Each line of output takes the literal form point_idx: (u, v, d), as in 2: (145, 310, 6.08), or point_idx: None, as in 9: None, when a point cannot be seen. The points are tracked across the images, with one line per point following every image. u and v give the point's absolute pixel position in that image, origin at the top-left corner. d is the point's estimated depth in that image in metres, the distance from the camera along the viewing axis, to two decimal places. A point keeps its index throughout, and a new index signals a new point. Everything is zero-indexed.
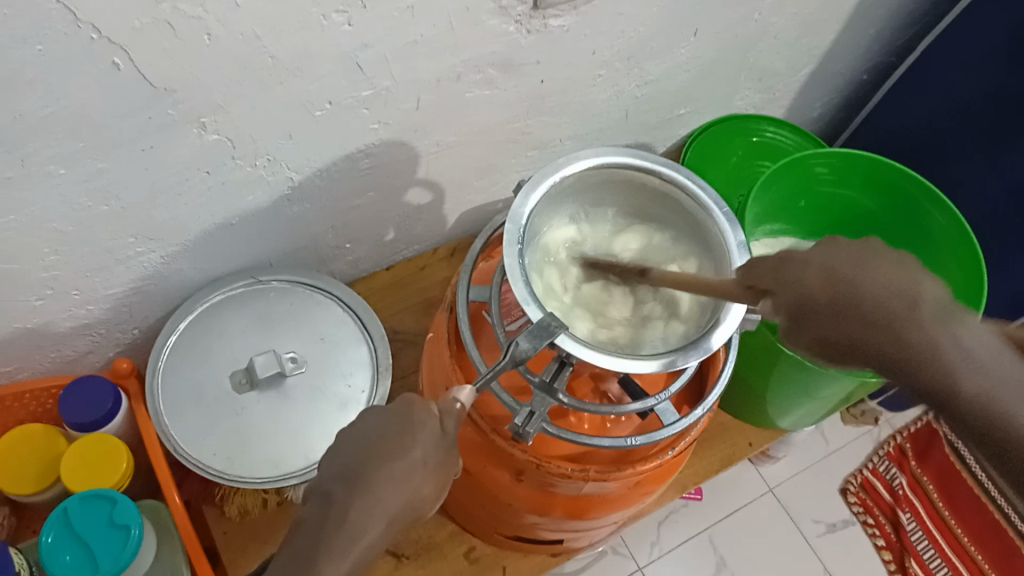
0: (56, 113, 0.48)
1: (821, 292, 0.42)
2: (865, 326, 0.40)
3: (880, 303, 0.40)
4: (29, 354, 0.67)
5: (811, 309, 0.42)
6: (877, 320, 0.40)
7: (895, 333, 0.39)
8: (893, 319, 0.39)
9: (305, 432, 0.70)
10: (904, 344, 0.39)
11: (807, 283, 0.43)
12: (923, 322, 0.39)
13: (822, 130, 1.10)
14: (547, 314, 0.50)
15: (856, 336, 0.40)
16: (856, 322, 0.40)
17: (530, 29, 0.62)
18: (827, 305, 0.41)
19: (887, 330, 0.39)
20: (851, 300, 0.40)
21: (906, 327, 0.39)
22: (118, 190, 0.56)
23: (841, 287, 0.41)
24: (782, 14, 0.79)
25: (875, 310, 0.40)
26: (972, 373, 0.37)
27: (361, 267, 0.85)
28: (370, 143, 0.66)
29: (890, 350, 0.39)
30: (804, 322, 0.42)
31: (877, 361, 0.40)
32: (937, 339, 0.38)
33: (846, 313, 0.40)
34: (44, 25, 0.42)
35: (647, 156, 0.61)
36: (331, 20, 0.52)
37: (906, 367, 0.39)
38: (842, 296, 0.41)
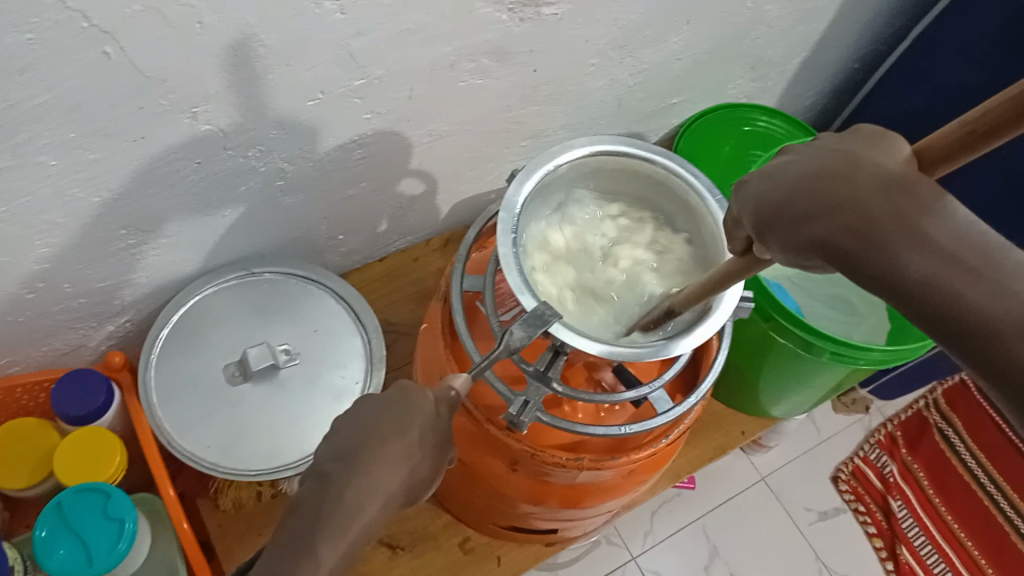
0: (48, 102, 0.47)
1: (776, 192, 0.36)
2: (814, 221, 0.34)
3: (824, 191, 0.34)
4: (20, 348, 0.67)
5: (769, 219, 0.37)
6: (823, 209, 0.34)
7: (850, 223, 0.33)
8: (837, 204, 0.33)
9: (298, 424, 0.70)
10: (846, 227, 0.33)
11: (763, 189, 0.38)
12: (863, 201, 0.33)
13: (813, 119, 1.10)
14: (541, 303, 0.50)
15: (809, 236, 0.34)
16: (806, 222, 0.35)
17: (523, 17, 0.62)
18: (780, 208, 0.36)
19: (837, 218, 0.33)
20: (801, 196, 0.35)
21: (853, 212, 0.33)
22: (110, 181, 0.55)
23: (792, 187, 0.36)
24: (775, 3, 0.79)
25: (822, 198, 0.34)
26: (913, 246, 0.31)
27: (354, 258, 0.85)
28: (364, 134, 0.65)
29: (846, 242, 0.33)
30: (771, 234, 0.37)
31: (840, 260, 0.33)
32: (875, 218, 0.32)
33: (797, 212, 0.35)
34: (34, 13, 0.42)
35: (642, 145, 0.61)
36: (325, 8, 0.51)
37: (856, 256, 0.32)
38: (794, 192, 0.36)
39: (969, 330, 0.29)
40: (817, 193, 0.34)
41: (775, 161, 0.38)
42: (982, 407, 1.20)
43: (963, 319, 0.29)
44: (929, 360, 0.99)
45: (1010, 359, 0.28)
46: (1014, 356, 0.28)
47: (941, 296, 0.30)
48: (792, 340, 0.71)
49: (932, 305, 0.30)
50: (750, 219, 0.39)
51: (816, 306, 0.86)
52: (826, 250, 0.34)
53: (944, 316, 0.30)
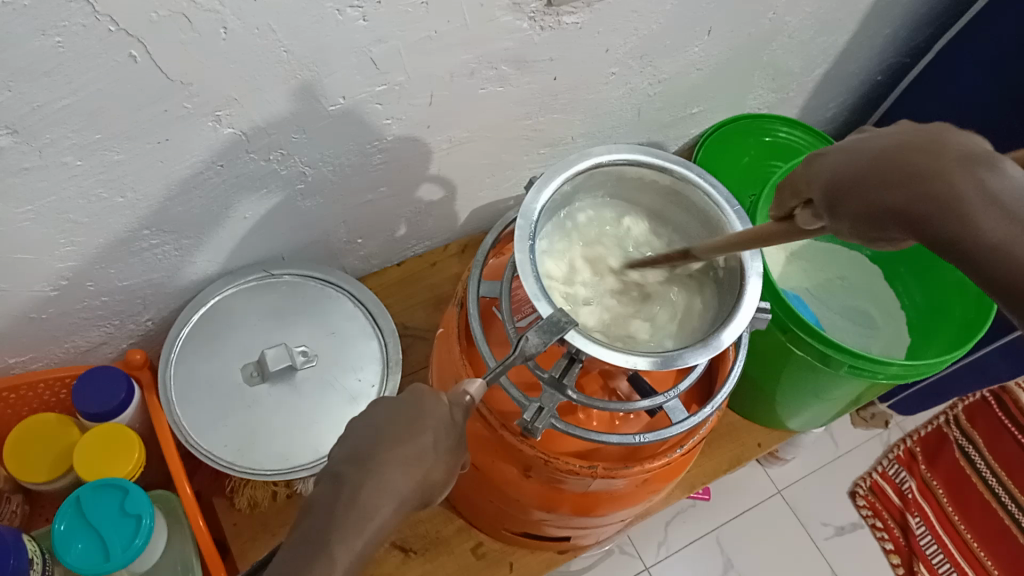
0: (75, 103, 0.48)
1: (854, 169, 0.39)
2: (893, 189, 0.36)
3: (908, 163, 0.36)
4: (42, 344, 0.68)
5: (840, 192, 0.39)
6: (905, 178, 0.36)
7: (929, 190, 0.35)
8: (919, 175, 0.35)
9: (315, 425, 0.71)
10: (924, 193, 0.35)
11: (833, 171, 0.40)
12: (944, 172, 0.35)
13: (835, 131, 1.10)
14: (557, 310, 0.50)
15: (884, 203, 0.37)
16: (884, 191, 0.37)
17: (543, 26, 0.62)
18: (850, 183, 0.39)
19: (917, 189, 0.35)
20: (877, 169, 0.37)
21: (932, 180, 0.35)
22: (133, 182, 0.56)
23: (873, 161, 0.38)
24: (797, 14, 0.79)
25: (902, 171, 0.36)
26: (984, 211, 0.33)
27: (372, 262, 0.85)
28: (383, 139, 0.66)
29: (923, 210, 0.35)
30: (839, 209, 0.39)
31: (913, 220, 0.35)
32: (957, 187, 0.34)
33: (873, 184, 0.37)
34: (62, 17, 0.43)
35: (661, 154, 0.61)
36: (346, 15, 0.52)
37: (934, 220, 0.34)
38: (864, 171, 0.38)
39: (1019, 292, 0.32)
40: (902, 168, 0.36)
41: (852, 143, 0.40)
42: (1003, 423, 1.20)
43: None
44: (948, 377, 0.98)
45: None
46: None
47: (1005, 261, 0.32)
48: (809, 352, 0.71)
49: (999, 265, 0.32)
50: (820, 192, 0.41)
51: (834, 318, 0.85)
52: (900, 218, 0.36)
53: (1008, 281, 0.32)
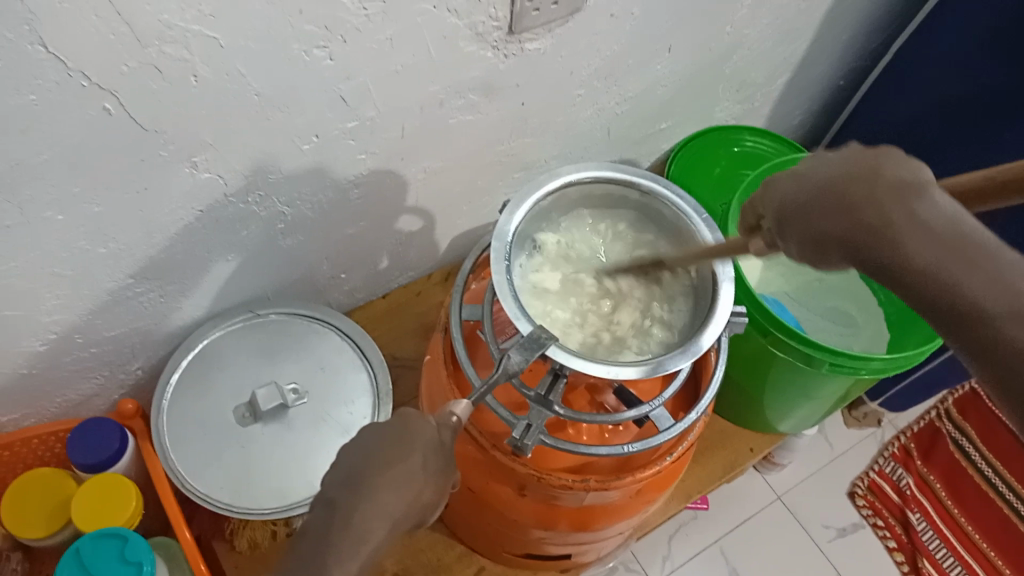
0: (53, 158, 0.49)
1: (800, 193, 0.40)
2: (835, 215, 0.38)
3: (851, 191, 0.38)
4: (33, 399, 0.68)
5: (789, 215, 0.41)
6: (842, 205, 0.38)
7: (865, 218, 0.37)
8: (857, 201, 0.37)
9: (310, 461, 0.71)
10: (863, 219, 0.37)
11: (786, 192, 0.42)
12: (883, 200, 0.37)
13: (804, 137, 1.12)
14: (536, 328, 0.52)
15: (824, 228, 0.39)
16: (825, 217, 0.39)
17: (507, 53, 0.64)
18: (801, 206, 0.40)
19: (855, 216, 0.37)
20: (822, 196, 0.39)
21: (871, 209, 0.37)
22: (115, 232, 0.57)
23: (818, 186, 0.40)
24: (755, 26, 0.81)
25: (845, 198, 0.38)
26: (917, 239, 0.35)
27: (357, 296, 0.86)
28: (360, 174, 0.67)
29: (861, 237, 0.37)
30: (786, 230, 0.41)
31: (852, 246, 0.37)
32: (892, 217, 0.36)
33: (817, 209, 0.39)
34: (36, 76, 0.44)
35: (628, 169, 0.62)
36: (313, 55, 0.53)
37: (874, 247, 0.36)
38: (811, 195, 0.40)
39: (962, 318, 0.33)
40: (845, 194, 0.38)
41: (802, 168, 0.42)
42: (993, 412, 1.21)
43: (950, 302, 0.33)
44: (933, 370, 0.99)
45: (994, 344, 0.32)
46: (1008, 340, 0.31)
47: (941, 287, 0.34)
48: (792, 353, 0.72)
49: (929, 288, 0.34)
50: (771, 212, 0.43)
51: (816, 320, 0.87)
52: (841, 243, 0.38)
53: (936, 303, 0.34)
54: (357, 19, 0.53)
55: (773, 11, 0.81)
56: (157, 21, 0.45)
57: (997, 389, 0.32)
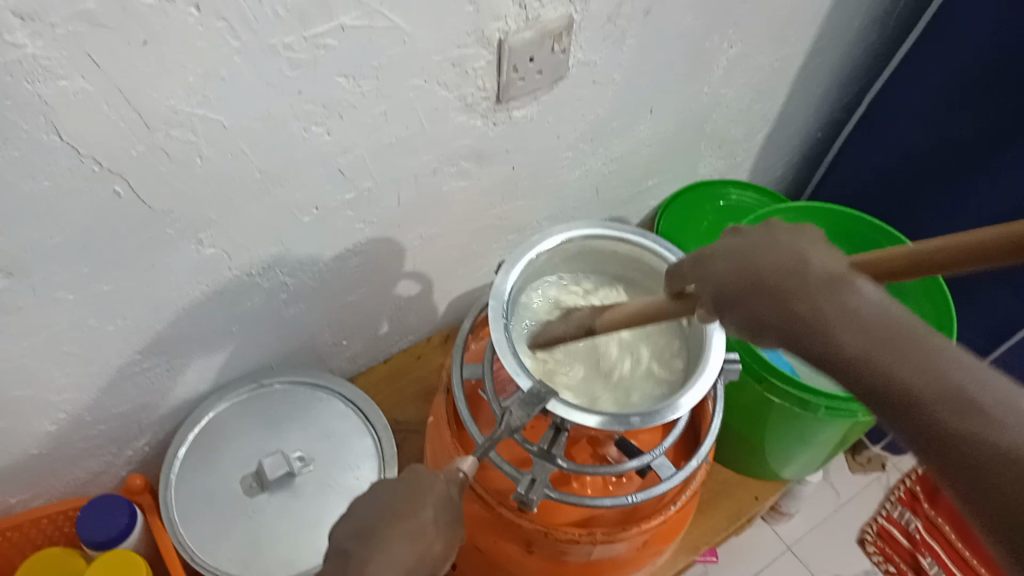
0: (65, 240, 0.51)
1: (731, 277, 0.42)
2: (768, 304, 0.39)
3: (774, 280, 0.39)
4: (42, 479, 0.69)
5: (727, 299, 0.42)
6: (778, 295, 0.39)
7: (798, 309, 0.38)
8: (790, 291, 0.38)
9: (317, 529, 0.71)
10: (797, 308, 0.38)
11: (721, 273, 0.43)
12: (812, 291, 0.38)
13: (788, 188, 1.15)
14: (536, 383, 0.53)
15: (766, 317, 0.39)
16: (765, 307, 0.39)
17: (495, 121, 0.67)
18: (735, 292, 0.41)
19: (786, 305, 0.38)
20: (752, 283, 0.40)
21: (802, 300, 0.38)
22: (124, 309, 0.59)
23: (746, 272, 0.41)
24: (732, 86, 0.85)
25: (773, 286, 0.39)
26: (847, 329, 0.36)
27: (359, 362, 0.88)
28: (358, 242, 0.69)
29: (799, 329, 0.37)
30: (726, 314, 0.42)
31: (781, 335, 0.38)
32: (823, 308, 0.37)
33: (755, 296, 0.40)
34: (50, 162, 0.46)
35: (617, 226, 0.65)
36: (311, 132, 0.56)
37: (810, 337, 0.37)
38: (745, 281, 0.41)
39: (904, 405, 0.33)
40: (772, 281, 0.39)
41: (732, 250, 0.43)
42: None
43: (880, 390, 0.34)
44: None
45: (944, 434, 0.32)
46: (954, 429, 0.32)
47: (873, 372, 0.35)
48: (788, 399, 0.73)
49: (869, 376, 0.35)
50: (710, 299, 0.44)
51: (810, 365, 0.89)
52: (782, 333, 0.38)
53: (876, 391, 0.34)
54: (352, 97, 0.55)
55: (748, 71, 0.84)
56: (164, 107, 0.48)
57: (937, 473, 0.33)
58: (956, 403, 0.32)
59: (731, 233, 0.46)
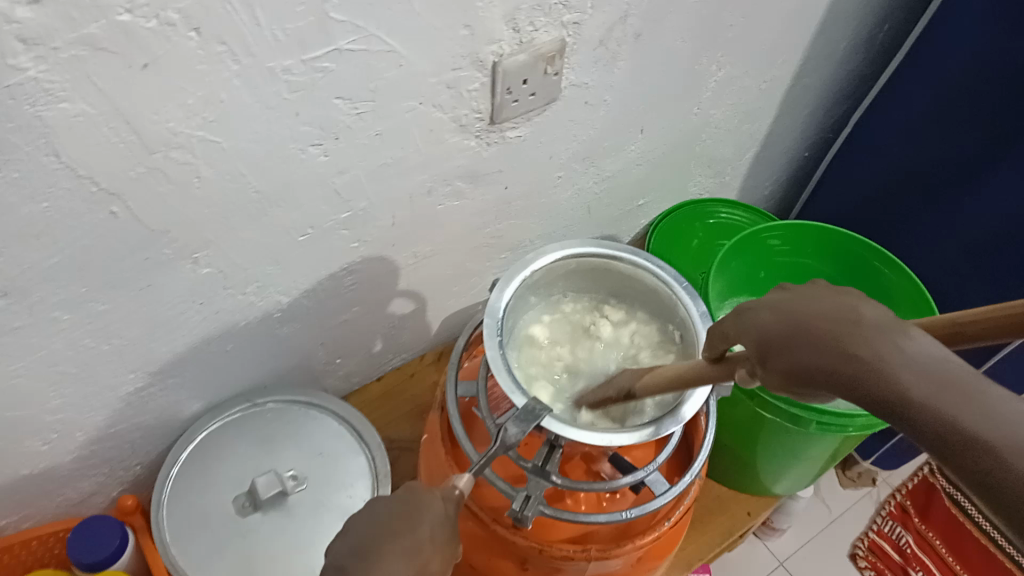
0: (62, 261, 0.52)
1: (775, 323, 0.38)
2: (818, 348, 0.35)
3: (825, 325, 0.36)
4: (35, 500, 0.69)
5: (770, 346, 0.38)
6: (830, 338, 0.35)
7: (852, 352, 0.34)
8: (841, 336, 0.35)
9: (311, 547, 0.71)
10: (851, 352, 0.34)
11: (763, 318, 0.39)
12: (869, 336, 0.34)
13: (776, 206, 1.17)
14: (531, 400, 0.54)
15: (818, 362, 0.35)
16: (818, 350, 0.35)
17: (489, 142, 0.67)
18: (778, 337, 0.38)
19: (840, 349, 0.35)
20: (801, 329, 0.37)
21: (856, 343, 0.34)
22: (119, 329, 0.59)
23: (790, 317, 0.38)
24: (720, 106, 0.86)
25: (820, 330, 0.36)
26: (910, 375, 0.32)
27: (352, 380, 0.88)
28: (353, 261, 0.70)
29: (852, 374, 0.34)
30: (770, 363, 0.38)
31: (835, 384, 0.34)
32: (881, 352, 0.33)
33: (803, 339, 0.36)
34: (49, 184, 0.47)
35: (610, 244, 0.65)
36: (308, 153, 0.57)
37: (868, 383, 0.33)
38: (791, 324, 0.37)
39: (966, 452, 0.29)
40: (819, 324, 0.36)
41: (778, 297, 0.40)
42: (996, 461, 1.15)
43: (950, 439, 0.30)
44: None
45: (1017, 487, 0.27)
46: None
47: (937, 418, 0.30)
48: (780, 415, 0.74)
49: (932, 423, 0.30)
50: (751, 348, 0.40)
51: None
52: (832, 380, 0.34)
53: (942, 441, 0.30)
54: (349, 118, 0.56)
55: (736, 92, 0.86)
56: (163, 129, 0.48)
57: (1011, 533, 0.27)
58: None
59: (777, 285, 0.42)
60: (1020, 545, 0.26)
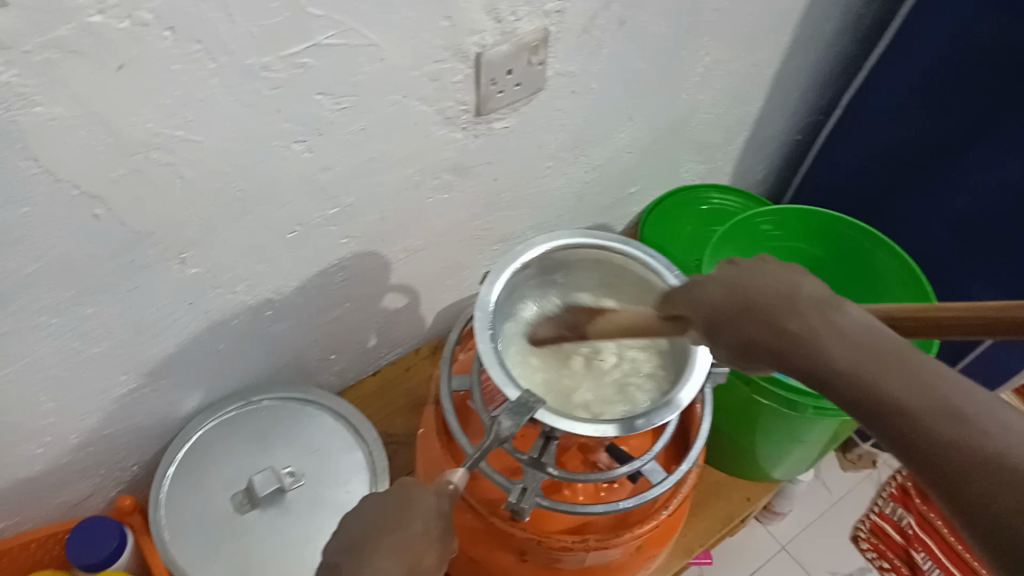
0: (46, 266, 0.51)
1: (728, 300, 0.46)
2: (761, 323, 0.43)
3: (769, 301, 0.43)
4: (31, 504, 0.69)
5: (721, 320, 0.46)
6: (768, 314, 0.43)
7: (789, 326, 0.41)
8: (779, 313, 0.42)
9: (310, 544, 0.71)
10: (787, 326, 0.42)
11: (715, 297, 0.47)
12: (803, 313, 0.42)
13: (770, 190, 1.16)
14: (524, 392, 0.54)
15: (759, 334, 0.43)
16: (760, 325, 0.43)
17: (476, 133, 0.67)
18: (729, 313, 0.45)
19: (779, 324, 0.42)
20: (744, 306, 0.44)
21: (794, 319, 0.42)
22: (108, 331, 0.59)
23: (742, 295, 0.45)
24: (709, 91, 0.86)
25: (764, 311, 0.43)
26: (839, 346, 0.39)
27: (348, 376, 0.88)
28: (342, 257, 0.70)
29: (786, 344, 0.41)
30: (717, 335, 0.46)
31: (773, 353, 0.42)
32: (816, 325, 0.41)
33: (748, 315, 0.44)
34: (29, 188, 0.46)
35: (599, 234, 0.66)
36: (292, 150, 0.56)
37: (792, 352, 0.41)
38: (740, 301, 0.45)
39: (883, 412, 0.36)
40: (759, 302, 0.44)
41: (728, 278, 0.47)
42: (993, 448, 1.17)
43: (874, 399, 0.37)
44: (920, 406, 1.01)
45: (933, 439, 0.34)
46: (944, 435, 0.34)
47: (859, 383, 0.38)
48: (775, 400, 0.74)
49: (859, 388, 0.37)
50: (701, 321, 0.48)
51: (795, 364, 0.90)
52: (768, 351, 0.42)
53: (863, 402, 0.37)
54: (332, 114, 0.56)
55: (725, 76, 0.85)
56: (142, 130, 0.48)
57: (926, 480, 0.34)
58: (949, 416, 0.34)
59: (729, 266, 0.49)
60: (937, 486, 0.33)
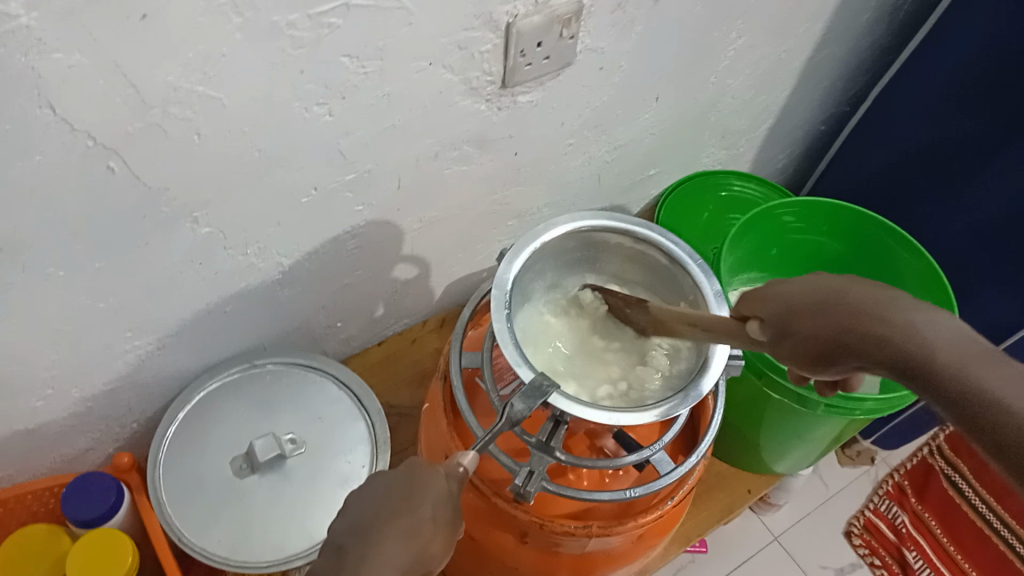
0: (57, 218, 0.50)
1: (806, 296, 0.41)
2: (842, 317, 0.38)
3: (852, 297, 0.38)
4: (30, 456, 0.68)
5: (797, 313, 0.41)
6: (849, 308, 0.38)
7: (873, 318, 0.37)
8: (863, 308, 0.37)
9: (308, 512, 0.70)
10: (870, 316, 0.37)
11: (791, 294, 0.42)
12: (890, 307, 0.37)
13: (788, 180, 1.14)
14: (538, 375, 0.52)
15: (838, 328, 0.38)
16: (836, 316, 0.38)
17: (500, 106, 0.65)
18: (807, 306, 0.40)
19: (862, 316, 0.37)
20: (829, 299, 0.39)
21: (877, 311, 0.37)
22: (116, 287, 0.58)
23: (822, 292, 0.40)
24: (737, 76, 0.84)
25: (847, 304, 0.38)
26: (929, 337, 0.34)
27: (353, 344, 0.87)
28: (356, 225, 0.68)
29: (866, 335, 0.36)
30: (792, 333, 0.41)
31: (856, 347, 0.37)
32: (902, 318, 0.36)
33: (827, 308, 0.39)
34: (44, 136, 0.45)
35: (624, 218, 0.64)
36: (313, 112, 0.55)
37: (880, 346, 0.36)
38: (820, 297, 0.40)
39: (967, 402, 0.31)
40: (844, 297, 0.39)
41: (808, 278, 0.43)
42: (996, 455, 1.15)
43: (958, 389, 0.32)
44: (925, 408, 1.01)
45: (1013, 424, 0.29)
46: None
47: (949, 376, 0.32)
48: (787, 395, 0.73)
49: (945, 379, 0.32)
50: (774, 319, 0.43)
51: None
52: (848, 345, 0.37)
53: (949, 397, 0.32)
54: (355, 78, 0.54)
55: (754, 61, 0.83)
56: (163, 83, 0.46)
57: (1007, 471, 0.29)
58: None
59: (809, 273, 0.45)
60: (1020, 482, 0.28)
